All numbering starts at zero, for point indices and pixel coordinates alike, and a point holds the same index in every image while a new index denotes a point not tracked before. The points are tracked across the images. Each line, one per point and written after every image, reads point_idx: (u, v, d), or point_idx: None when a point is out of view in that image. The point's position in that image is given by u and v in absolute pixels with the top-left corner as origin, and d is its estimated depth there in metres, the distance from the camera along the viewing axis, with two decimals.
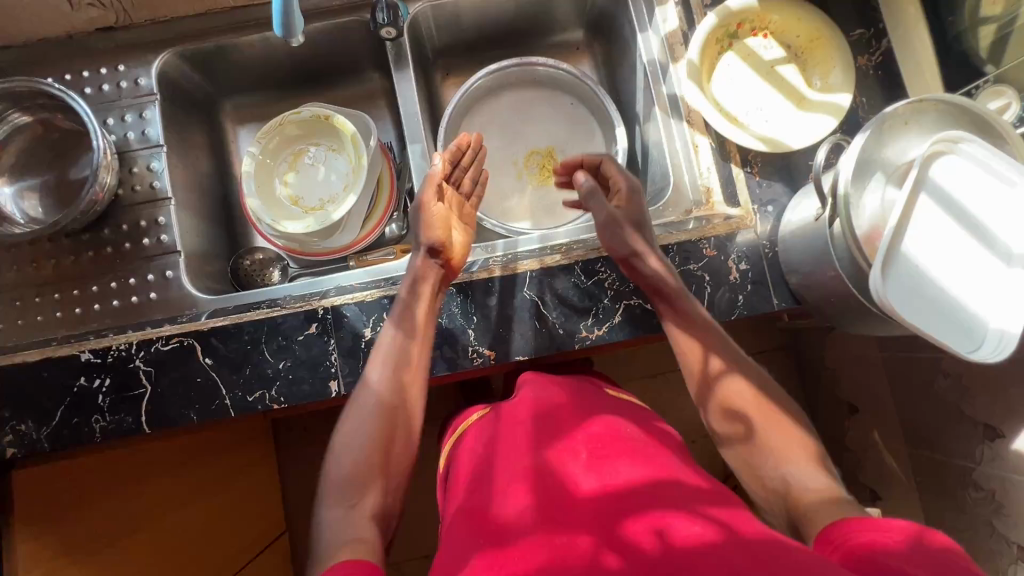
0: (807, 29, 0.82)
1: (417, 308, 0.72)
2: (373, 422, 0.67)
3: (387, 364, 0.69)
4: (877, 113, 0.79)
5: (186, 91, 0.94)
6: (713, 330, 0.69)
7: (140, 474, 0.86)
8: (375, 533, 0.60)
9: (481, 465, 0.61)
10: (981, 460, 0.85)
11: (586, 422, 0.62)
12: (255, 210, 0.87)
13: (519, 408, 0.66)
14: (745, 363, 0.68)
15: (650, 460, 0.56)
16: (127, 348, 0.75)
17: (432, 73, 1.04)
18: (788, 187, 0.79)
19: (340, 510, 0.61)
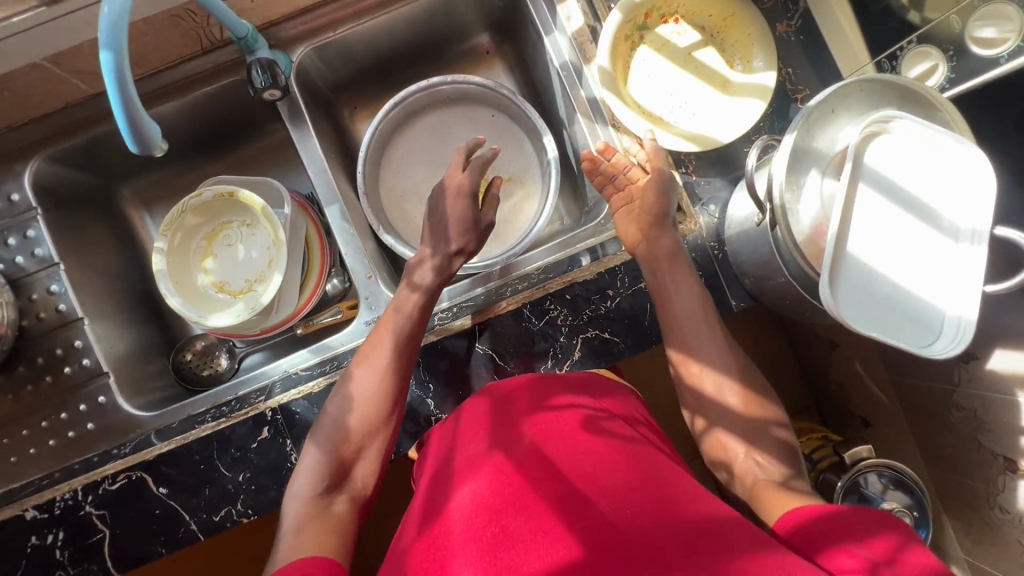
0: (718, 7, 0.77)
1: (358, 369, 0.65)
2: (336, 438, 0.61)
3: (359, 381, 0.64)
4: (808, 81, 0.75)
5: (74, 193, 0.86)
6: (710, 345, 0.64)
7: None
8: (347, 513, 0.57)
9: (428, 503, 0.50)
10: (959, 382, 0.84)
11: (552, 442, 0.51)
12: (179, 309, 0.80)
13: (478, 426, 0.55)
14: (748, 372, 0.64)
15: (630, 517, 0.42)
16: (74, 496, 0.70)
17: (338, 111, 0.95)
18: (726, 180, 0.75)
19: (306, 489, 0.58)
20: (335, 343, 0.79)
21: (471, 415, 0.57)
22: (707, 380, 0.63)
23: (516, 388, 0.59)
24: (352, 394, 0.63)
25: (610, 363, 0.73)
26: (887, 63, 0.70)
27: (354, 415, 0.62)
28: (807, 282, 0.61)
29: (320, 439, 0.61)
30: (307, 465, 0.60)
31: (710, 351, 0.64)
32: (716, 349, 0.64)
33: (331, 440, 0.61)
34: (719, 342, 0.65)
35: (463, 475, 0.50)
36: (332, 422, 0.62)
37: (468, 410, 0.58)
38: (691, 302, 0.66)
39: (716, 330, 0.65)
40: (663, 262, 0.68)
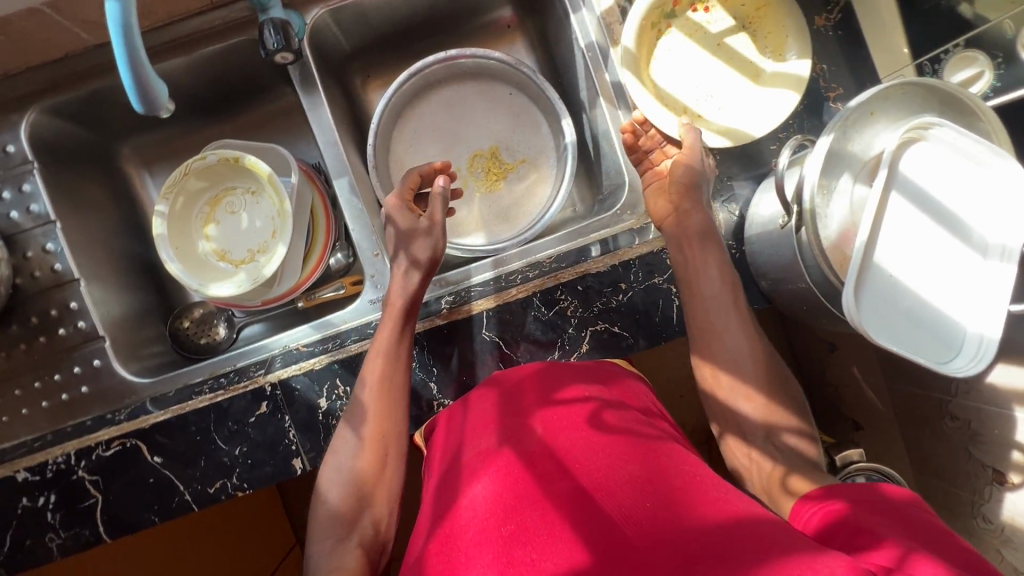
0: None
1: (373, 362, 0.66)
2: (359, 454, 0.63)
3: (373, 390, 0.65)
4: (841, 80, 0.72)
5: (72, 148, 0.82)
6: (733, 329, 0.64)
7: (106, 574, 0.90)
8: (361, 563, 0.58)
9: (439, 501, 0.50)
10: (956, 393, 0.82)
11: (560, 437, 0.50)
12: (178, 276, 0.77)
13: (484, 420, 0.54)
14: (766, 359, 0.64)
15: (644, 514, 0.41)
16: (66, 460, 0.69)
17: (351, 78, 0.91)
18: (750, 178, 0.73)
19: (326, 543, 0.59)
20: (337, 320, 0.78)
21: (478, 407, 0.56)
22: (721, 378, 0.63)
23: (524, 379, 0.57)
24: (360, 409, 0.64)
25: (617, 357, 0.71)
26: (928, 67, 0.68)
27: (370, 428, 0.64)
28: (827, 288, 0.59)
29: (338, 464, 0.63)
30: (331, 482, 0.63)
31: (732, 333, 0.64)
32: (739, 328, 0.64)
33: (342, 483, 0.62)
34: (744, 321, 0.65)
35: (471, 473, 0.50)
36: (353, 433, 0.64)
37: (476, 401, 0.57)
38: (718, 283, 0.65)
39: (742, 316, 0.65)
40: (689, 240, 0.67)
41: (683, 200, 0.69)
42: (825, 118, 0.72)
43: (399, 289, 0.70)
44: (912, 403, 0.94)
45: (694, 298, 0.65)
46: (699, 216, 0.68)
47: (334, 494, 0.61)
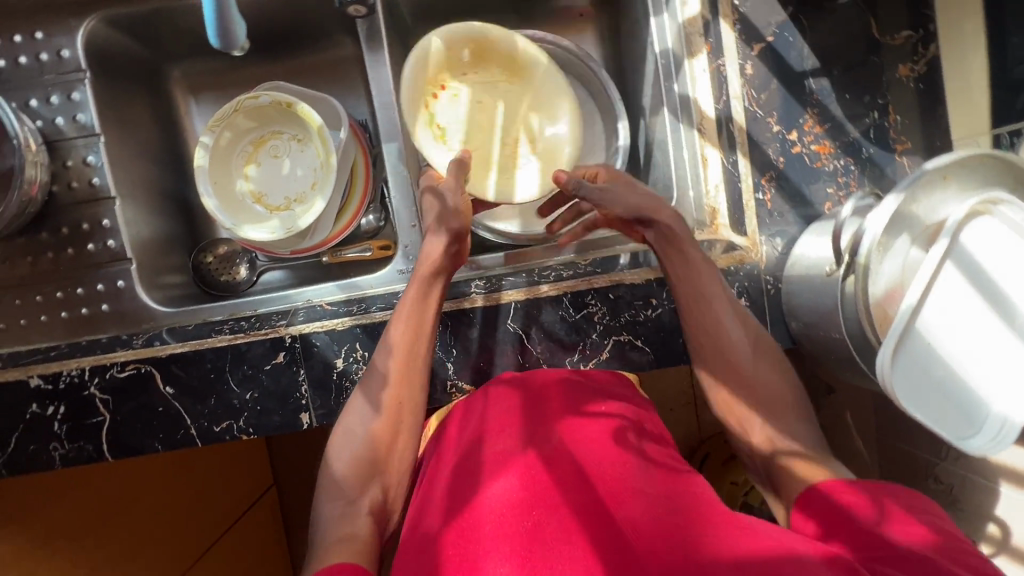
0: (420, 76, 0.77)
1: (395, 330, 0.65)
2: (377, 419, 0.62)
3: (398, 350, 0.64)
4: (909, 134, 0.71)
5: (125, 62, 0.81)
6: (738, 340, 0.63)
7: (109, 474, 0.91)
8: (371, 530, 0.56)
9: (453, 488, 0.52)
10: (946, 460, 0.83)
11: (582, 448, 0.51)
12: (213, 212, 0.76)
13: (506, 419, 0.56)
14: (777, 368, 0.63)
15: (661, 532, 0.43)
16: (79, 375, 0.70)
17: (414, 39, 0.89)
18: (800, 218, 0.72)
19: (336, 506, 0.58)
20: (363, 283, 0.78)
21: (499, 405, 0.58)
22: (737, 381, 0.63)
23: (548, 387, 0.59)
24: (381, 371, 0.64)
25: (634, 371, 0.72)
26: (1007, 139, 0.67)
27: (389, 390, 0.64)
28: (864, 345, 0.59)
29: (356, 424, 0.62)
30: (349, 434, 0.62)
31: (729, 344, 0.63)
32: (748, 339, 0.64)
33: (354, 450, 0.61)
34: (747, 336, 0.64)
35: (491, 469, 0.51)
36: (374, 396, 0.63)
37: (497, 398, 0.59)
38: (722, 299, 0.64)
39: (782, 369, 0.63)
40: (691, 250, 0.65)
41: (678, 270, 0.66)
42: (887, 170, 0.71)
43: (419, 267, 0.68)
44: (899, 460, 0.95)
45: (690, 308, 0.64)
46: (694, 249, 0.66)
47: (346, 458, 0.60)
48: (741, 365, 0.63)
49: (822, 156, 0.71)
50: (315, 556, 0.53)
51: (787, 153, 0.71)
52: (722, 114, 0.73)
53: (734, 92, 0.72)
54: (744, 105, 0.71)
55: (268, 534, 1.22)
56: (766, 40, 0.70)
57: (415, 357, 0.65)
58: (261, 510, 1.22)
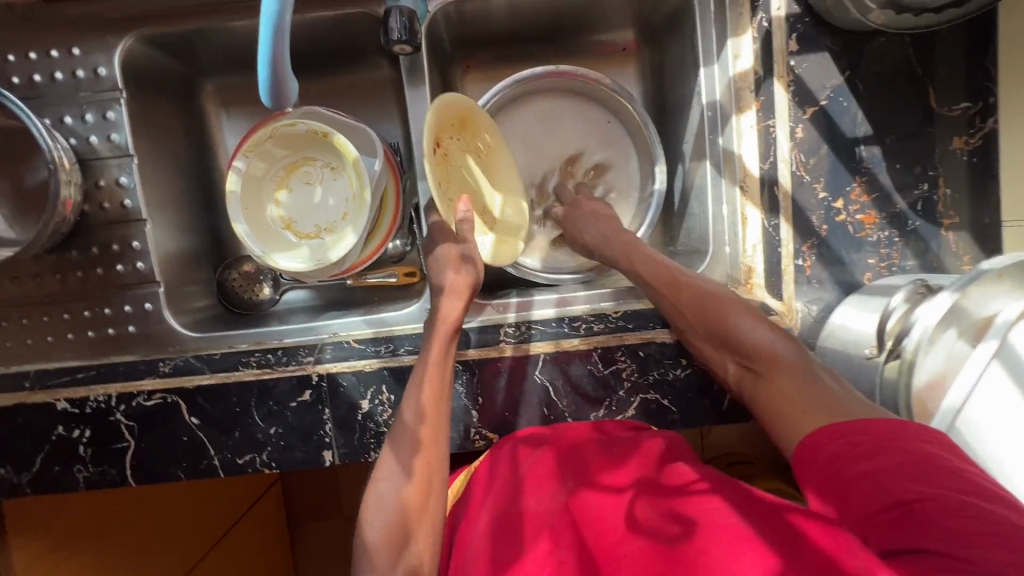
0: (439, 156, 0.67)
1: (421, 393, 0.62)
2: (406, 479, 0.58)
3: (426, 396, 0.62)
4: (957, 208, 0.69)
5: (159, 78, 0.80)
6: (714, 320, 0.64)
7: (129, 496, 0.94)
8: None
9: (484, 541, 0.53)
10: None
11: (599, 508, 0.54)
12: (244, 238, 0.76)
13: (539, 479, 0.59)
14: (757, 327, 0.62)
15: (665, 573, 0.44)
16: (106, 401, 0.70)
17: (452, 66, 0.87)
18: (839, 287, 0.71)
19: (372, 573, 0.55)
20: (390, 320, 0.78)
21: (531, 464, 0.61)
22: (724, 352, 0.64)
23: (581, 446, 0.62)
24: (409, 432, 0.61)
25: (659, 429, 0.71)
26: None
27: (422, 448, 0.60)
28: None
29: (385, 487, 0.58)
30: (381, 495, 0.58)
31: (707, 324, 0.65)
32: (726, 313, 0.64)
33: (388, 515, 0.56)
34: (719, 302, 0.65)
35: (519, 528, 0.54)
36: (406, 449, 0.60)
37: (531, 457, 0.61)
38: (684, 287, 0.68)
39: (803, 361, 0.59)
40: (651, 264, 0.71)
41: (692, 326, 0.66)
42: (931, 244, 0.70)
43: (436, 325, 0.66)
44: None
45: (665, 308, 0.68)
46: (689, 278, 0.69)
47: (380, 527, 0.56)
48: (717, 336, 0.64)
49: (867, 226, 0.70)
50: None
51: (831, 221, 0.70)
52: (767, 175, 0.71)
53: (782, 155, 0.70)
54: (791, 169, 0.70)
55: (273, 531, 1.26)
56: (820, 104, 0.68)
57: (441, 405, 0.63)
58: (268, 507, 1.26)
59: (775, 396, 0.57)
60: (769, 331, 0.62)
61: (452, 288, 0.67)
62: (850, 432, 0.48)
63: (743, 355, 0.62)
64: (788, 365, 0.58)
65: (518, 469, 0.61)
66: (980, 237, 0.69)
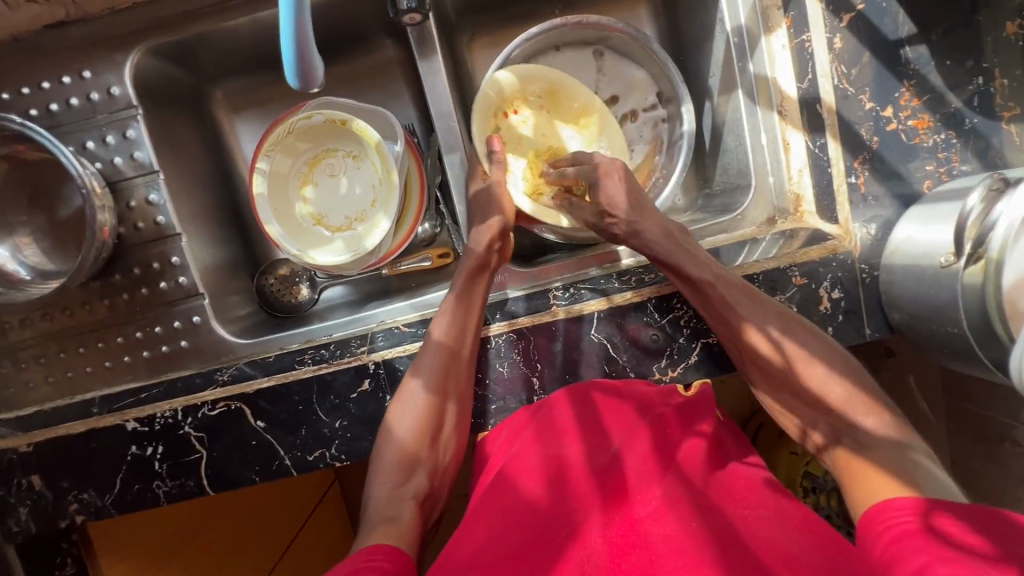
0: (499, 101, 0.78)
1: (442, 332, 0.67)
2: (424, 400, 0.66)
3: (453, 319, 0.68)
4: (1017, 99, 0.65)
5: (170, 91, 0.79)
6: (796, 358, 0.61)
7: (199, 511, 0.96)
8: (414, 515, 0.61)
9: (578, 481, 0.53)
10: None
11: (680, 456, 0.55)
12: (278, 240, 0.76)
13: (620, 424, 0.58)
14: (861, 397, 0.59)
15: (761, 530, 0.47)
16: (173, 415, 0.71)
17: (458, 36, 0.84)
18: (898, 202, 0.67)
19: (385, 489, 0.62)
20: (435, 300, 0.77)
21: (607, 410, 0.60)
22: (802, 412, 0.62)
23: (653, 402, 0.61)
24: (438, 344, 0.67)
25: (725, 373, 0.69)
26: None
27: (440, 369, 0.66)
28: (988, 339, 0.55)
29: (410, 399, 0.66)
30: (408, 407, 0.66)
31: (795, 381, 0.61)
32: (823, 369, 0.60)
33: (414, 422, 0.65)
34: (821, 360, 0.61)
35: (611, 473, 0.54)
36: (431, 373, 0.66)
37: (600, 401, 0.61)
38: (769, 319, 0.62)
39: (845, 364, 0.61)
40: (735, 289, 0.64)
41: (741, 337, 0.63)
42: (992, 140, 0.66)
43: (465, 262, 0.71)
44: None
45: (737, 344, 0.64)
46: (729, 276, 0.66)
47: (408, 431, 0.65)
48: (806, 374, 0.61)
49: (920, 131, 0.66)
50: (365, 533, 0.58)
51: (881, 132, 0.66)
52: (807, 94, 0.68)
53: (821, 70, 0.67)
54: (833, 84, 0.66)
55: None
56: (857, 9, 0.65)
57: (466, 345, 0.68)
58: None
59: (847, 455, 0.58)
60: (874, 407, 0.59)
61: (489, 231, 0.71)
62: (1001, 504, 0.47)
63: (832, 421, 0.60)
64: (890, 446, 0.56)
65: (588, 411, 0.60)
66: None
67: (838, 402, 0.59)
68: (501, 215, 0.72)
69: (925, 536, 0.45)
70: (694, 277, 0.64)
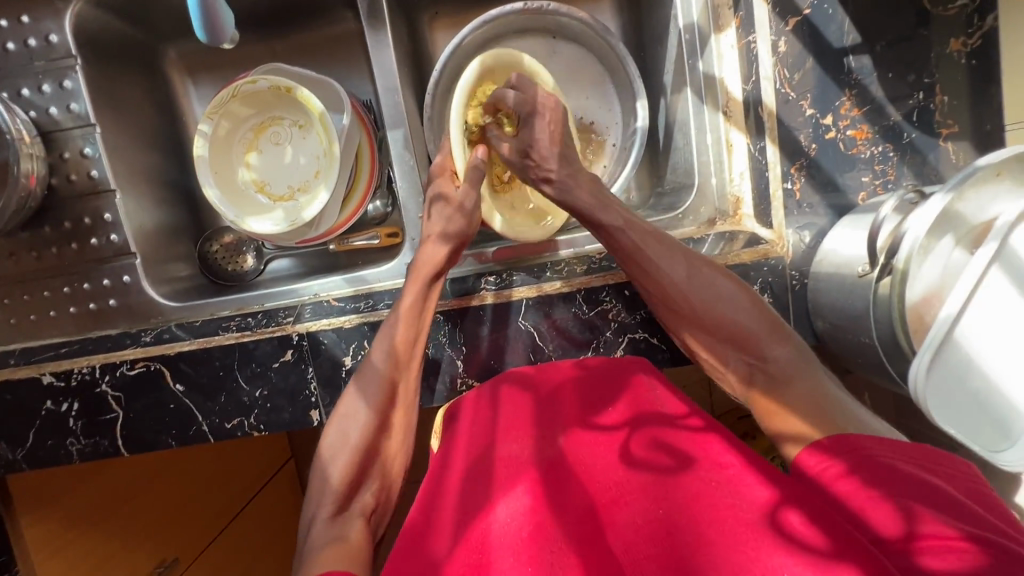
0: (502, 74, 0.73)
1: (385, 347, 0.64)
2: (374, 408, 0.62)
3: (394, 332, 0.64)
4: (957, 118, 0.64)
5: (115, 44, 0.77)
6: (723, 317, 0.59)
7: (140, 478, 0.95)
8: (363, 533, 0.56)
9: (453, 495, 0.50)
10: None
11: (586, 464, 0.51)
12: (215, 203, 0.74)
13: (516, 425, 0.55)
14: (766, 327, 0.58)
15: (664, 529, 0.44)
16: (91, 372, 0.70)
17: (419, 14, 0.83)
18: (833, 211, 0.67)
19: (327, 510, 0.56)
20: (369, 277, 0.77)
21: (510, 407, 0.57)
22: (721, 345, 0.59)
23: (563, 392, 0.58)
24: (377, 369, 0.63)
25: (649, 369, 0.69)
26: None
27: (397, 369, 0.64)
28: (894, 352, 0.55)
29: (356, 406, 0.62)
30: (355, 413, 0.62)
31: (709, 320, 0.59)
32: (730, 306, 0.59)
33: (358, 433, 0.61)
34: (728, 300, 0.59)
35: (490, 478, 0.50)
36: (375, 381, 0.63)
37: (513, 400, 0.57)
38: (677, 266, 0.61)
39: (780, 330, 0.58)
40: (643, 234, 0.62)
41: (667, 290, 0.61)
42: (929, 156, 0.65)
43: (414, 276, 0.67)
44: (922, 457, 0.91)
45: (650, 286, 0.62)
46: (635, 228, 0.63)
47: (354, 443, 0.60)
48: (730, 334, 0.58)
49: (859, 141, 0.66)
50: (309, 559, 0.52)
51: (820, 139, 0.66)
52: (750, 96, 0.69)
53: (765, 73, 0.67)
54: (776, 87, 0.66)
55: (285, 507, 1.29)
56: (802, 13, 0.64)
57: (416, 350, 0.65)
58: (280, 484, 1.28)
59: (777, 407, 0.53)
60: (778, 337, 0.57)
61: (436, 236, 0.68)
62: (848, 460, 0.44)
63: (746, 356, 0.58)
64: (797, 373, 0.55)
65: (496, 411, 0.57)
66: (981, 142, 0.64)
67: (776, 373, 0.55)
68: (465, 227, 0.68)
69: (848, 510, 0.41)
70: (604, 223, 0.63)
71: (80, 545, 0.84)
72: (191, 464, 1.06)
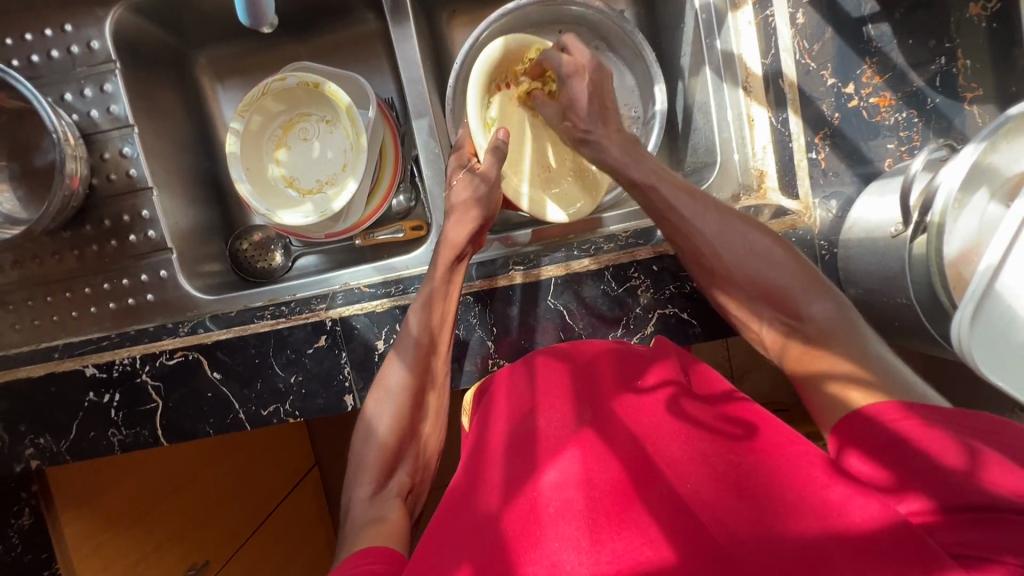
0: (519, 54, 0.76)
1: (415, 325, 0.65)
2: (407, 386, 0.63)
3: (421, 305, 0.65)
4: (982, 81, 0.64)
5: (151, 51, 0.81)
6: (757, 274, 0.58)
7: (175, 479, 0.95)
8: (401, 513, 0.57)
9: (497, 459, 0.51)
10: None
11: (627, 420, 0.52)
12: (248, 197, 0.76)
13: (555, 393, 0.57)
14: (806, 285, 0.57)
15: (712, 476, 0.45)
16: (131, 363, 0.72)
17: (438, 12, 0.86)
18: (859, 179, 0.67)
19: (367, 489, 0.58)
20: (399, 265, 0.79)
21: (548, 378, 0.58)
22: (753, 311, 0.59)
23: (597, 361, 0.59)
24: (412, 336, 0.64)
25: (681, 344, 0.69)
26: None
27: (431, 343, 0.65)
28: (932, 309, 0.55)
29: (391, 380, 0.63)
30: (390, 386, 0.63)
31: (742, 277, 0.59)
32: (768, 264, 0.58)
33: (391, 413, 0.62)
34: (762, 256, 0.59)
35: (531, 445, 0.51)
36: (410, 353, 0.64)
37: (548, 373, 0.59)
38: (709, 222, 0.61)
39: (824, 289, 0.57)
40: (675, 188, 0.63)
41: (703, 249, 0.61)
42: (954, 121, 0.65)
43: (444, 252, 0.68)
44: None
45: (683, 247, 0.62)
46: (670, 187, 0.63)
47: (391, 415, 0.62)
48: (762, 295, 0.58)
49: (882, 109, 0.66)
50: (349, 539, 0.54)
51: (843, 108, 0.66)
52: (770, 70, 0.70)
53: (784, 45, 0.68)
54: (795, 58, 0.67)
55: (309, 511, 1.29)
56: None
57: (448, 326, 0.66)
58: (303, 488, 1.29)
59: (807, 355, 0.54)
60: (817, 291, 0.56)
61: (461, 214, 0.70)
62: (920, 411, 0.44)
63: (782, 315, 0.57)
64: (836, 332, 0.54)
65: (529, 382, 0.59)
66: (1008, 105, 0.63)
67: (815, 336, 0.54)
68: (485, 211, 0.71)
69: (936, 471, 0.40)
70: (638, 183, 0.65)
71: (108, 542, 0.82)
72: (228, 461, 1.06)
